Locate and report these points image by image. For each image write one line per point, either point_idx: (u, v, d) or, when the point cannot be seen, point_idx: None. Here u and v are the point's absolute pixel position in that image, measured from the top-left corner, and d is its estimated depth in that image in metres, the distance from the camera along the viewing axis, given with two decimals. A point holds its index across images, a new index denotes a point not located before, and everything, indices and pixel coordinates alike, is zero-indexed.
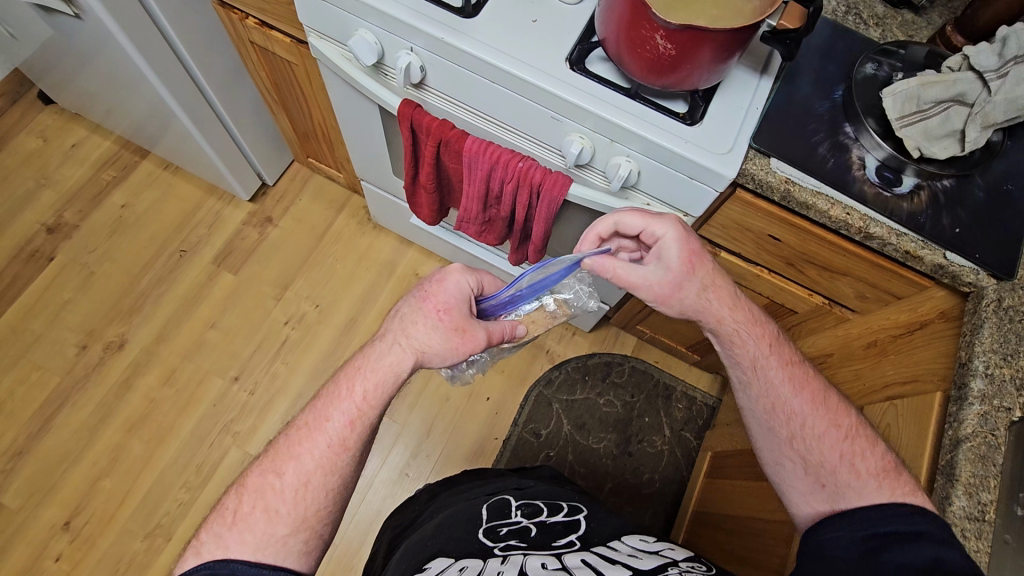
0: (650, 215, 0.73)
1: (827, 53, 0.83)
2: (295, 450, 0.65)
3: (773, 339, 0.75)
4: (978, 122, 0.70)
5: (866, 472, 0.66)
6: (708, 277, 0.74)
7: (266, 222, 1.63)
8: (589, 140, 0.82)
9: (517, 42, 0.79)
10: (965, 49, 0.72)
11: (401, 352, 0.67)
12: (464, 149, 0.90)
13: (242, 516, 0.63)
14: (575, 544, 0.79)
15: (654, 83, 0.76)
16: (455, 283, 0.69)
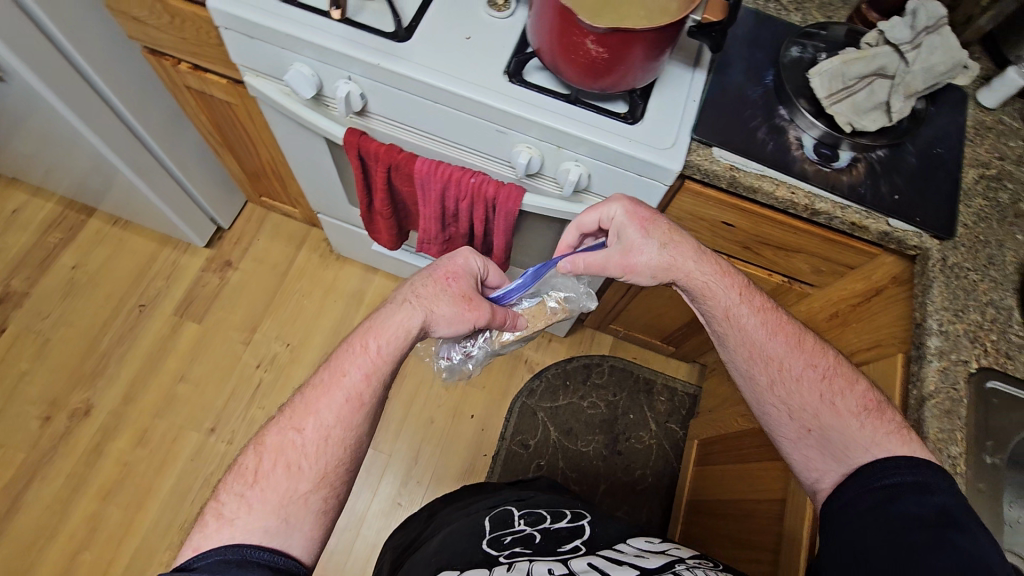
0: (600, 204, 0.76)
1: (754, 42, 0.86)
2: (314, 406, 0.65)
3: (743, 287, 0.76)
4: (901, 92, 0.72)
5: (847, 411, 0.68)
6: (665, 237, 0.75)
7: (226, 266, 1.60)
8: (536, 148, 0.83)
9: (454, 61, 0.80)
10: (879, 25, 0.74)
11: (411, 309, 0.70)
12: (415, 171, 0.90)
13: (262, 476, 0.62)
14: (581, 549, 0.79)
15: (594, 87, 0.77)
16: (464, 258, 0.75)
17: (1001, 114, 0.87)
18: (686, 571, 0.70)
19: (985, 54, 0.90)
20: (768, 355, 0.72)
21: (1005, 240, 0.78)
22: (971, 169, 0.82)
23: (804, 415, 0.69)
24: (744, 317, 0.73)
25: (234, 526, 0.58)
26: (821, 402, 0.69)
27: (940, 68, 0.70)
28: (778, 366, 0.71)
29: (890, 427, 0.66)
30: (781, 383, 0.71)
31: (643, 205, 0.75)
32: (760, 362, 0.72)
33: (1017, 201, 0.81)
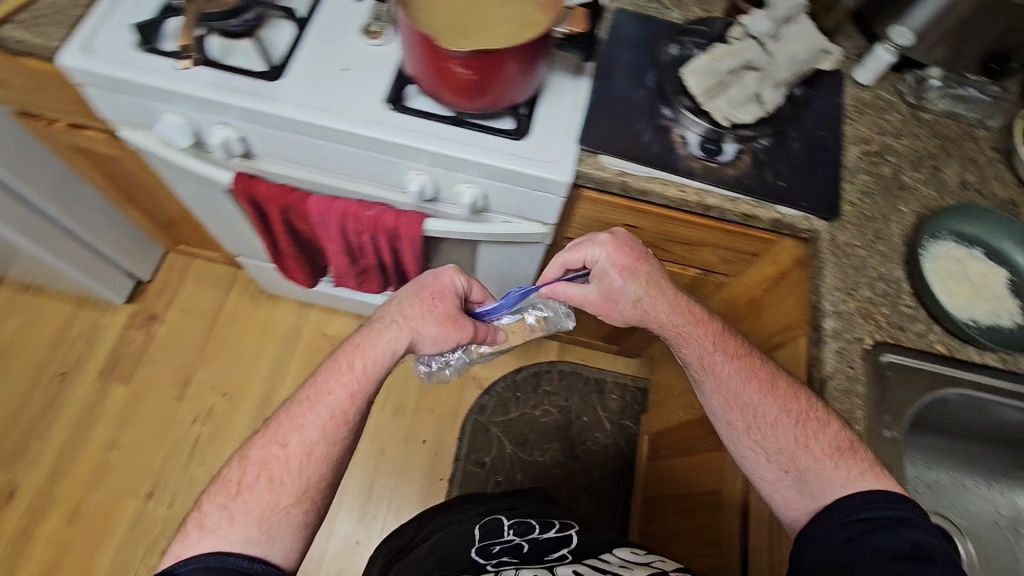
0: (582, 244, 0.76)
1: (635, 44, 0.87)
2: (298, 421, 0.66)
3: (718, 334, 0.76)
4: (769, 84, 0.73)
5: (821, 453, 0.65)
6: (643, 284, 0.76)
7: (151, 320, 1.53)
8: (428, 174, 0.81)
9: (330, 95, 0.78)
10: (741, 18, 0.73)
11: (398, 331, 0.71)
12: (310, 210, 0.88)
13: (247, 487, 0.63)
14: (568, 556, 0.82)
15: (462, 104, 0.75)
16: (450, 277, 0.74)
17: (878, 89, 0.89)
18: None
19: (857, 31, 0.93)
20: (742, 400, 0.71)
21: (891, 214, 0.80)
22: (853, 146, 0.84)
23: (781, 455, 0.68)
24: (716, 364, 0.74)
25: (215, 533, 0.60)
26: (795, 443, 0.67)
27: (803, 55, 0.71)
28: (751, 409, 0.70)
29: (843, 453, 0.65)
30: (758, 427, 0.69)
31: (625, 246, 0.76)
32: (735, 407, 0.71)
33: (899, 173, 0.83)
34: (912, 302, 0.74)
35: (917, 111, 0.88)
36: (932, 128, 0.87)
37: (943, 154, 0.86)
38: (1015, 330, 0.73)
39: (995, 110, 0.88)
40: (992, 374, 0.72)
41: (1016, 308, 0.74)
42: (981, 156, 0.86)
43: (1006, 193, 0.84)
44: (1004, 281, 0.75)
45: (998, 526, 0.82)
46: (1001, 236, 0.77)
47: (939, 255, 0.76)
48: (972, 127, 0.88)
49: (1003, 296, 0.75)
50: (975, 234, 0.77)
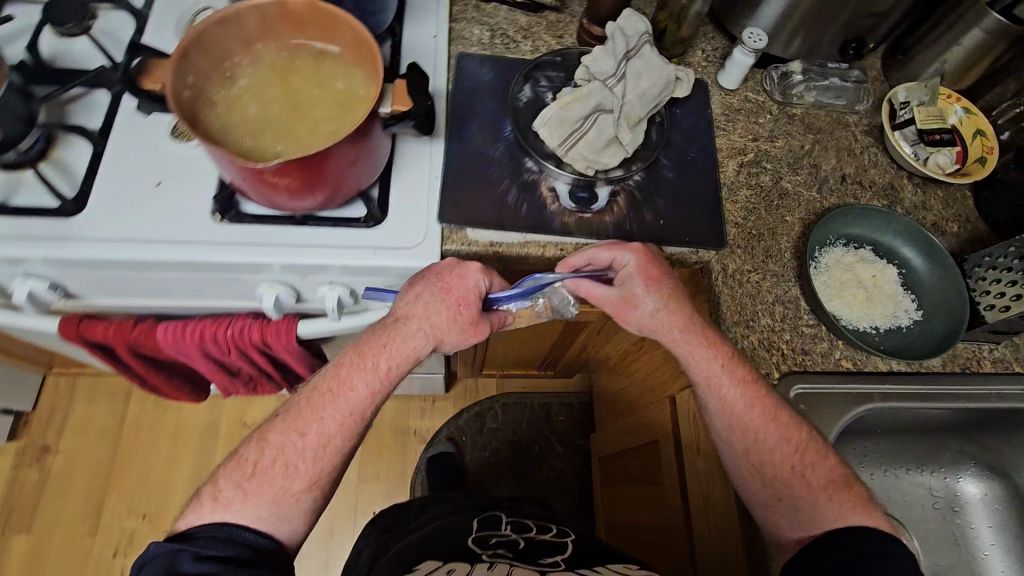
0: (614, 246, 0.67)
1: (485, 92, 0.80)
2: (318, 412, 0.64)
3: (728, 356, 0.67)
4: (626, 124, 0.68)
5: (817, 484, 0.65)
6: (662, 298, 0.67)
7: (42, 453, 1.37)
8: (282, 284, 0.72)
9: (145, 219, 0.68)
10: (584, 60, 0.69)
11: (421, 338, 0.66)
12: (161, 342, 0.77)
13: (263, 467, 0.62)
14: (561, 564, 0.79)
15: (285, 199, 0.64)
16: (475, 275, 0.66)
17: (746, 91, 0.85)
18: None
19: (717, 31, 0.88)
20: (745, 425, 0.66)
21: (777, 227, 0.77)
22: (729, 160, 0.80)
23: (777, 484, 0.66)
24: (728, 390, 0.66)
25: (230, 509, 0.60)
26: (790, 471, 0.66)
27: (654, 89, 0.67)
28: (748, 431, 0.66)
29: (835, 486, 0.66)
30: (758, 457, 0.66)
31: (651, 262, 0.67)
32: (743, 433, 0.66)
33: (779, 180, 0.80)
34: (812, 320, 0.72)
35: (787, 108, 0.85)
36: (804, 123, 0.85)
37: (818, 149, 0.83)
38: (915, 329, 0.72)
39: (861, 93, 0.86)
40: (898, 381, 0.70)
41: (913, 305, 0.73)
42: (856, 144, 0.84)
43: (885, 178, 0.82)
44: (897, 278, 0.74)
45: (936, 511, 0.82)
46: (886, 230, 0.75)
47: (830, 265, 0.74)
48: (843, 114, 0.85)
49: (899, 294, 0.73)
50: (862, 233, 0.76)
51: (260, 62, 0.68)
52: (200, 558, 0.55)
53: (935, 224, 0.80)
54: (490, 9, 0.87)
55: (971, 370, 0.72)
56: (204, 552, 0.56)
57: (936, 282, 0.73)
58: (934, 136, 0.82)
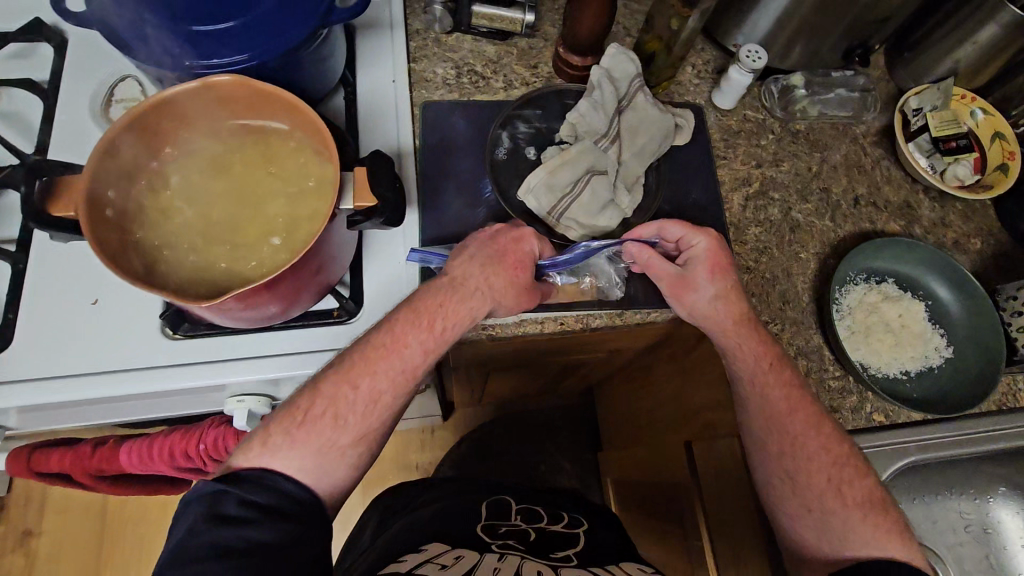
0: (689, 227, 0.64)
1: (457, 146, 0.71)
2: (372, 363, 0.55)
3: (776, 358, 0.63)
4: (622, 186, 0.64)
5: (852, 500, 0.60)
6: (721, 287, 0.63)
7: (26, 536, 1.29)
8: (256, 396, 0.65)
9: (84, 348, 0.59)
10: (570, 118, 0.64)
11: (480, 296, 0.58)
12: (127, 464, 0.70)
13: (313, 414, 0.54)
14: (574, 559, 0.74)
15: (230, 309, 0.53)
16: (537, 243, 0.61)
17: (744, 109, 0.77)
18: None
19: (707, 42, 0.79)
20: (781, 425, 0.61)
21: (792, 267, 0.70)
22: (734, 194, 0.73)
23: (811, 495, 0.60)
24: (764, 392, 0.62)
25: (277, 456, 0.52)
26: (830, 484, 0.60)
27: (651, 147, 0.66)
28: (790, 440, 0.61)
29: (872, 507, 0.60)
30: (790, 471, 0.60)
31: (721, 254, 0.64)
32: (776, 430, 0.61)
33: (789, 211, 0.73)
34: (838, 371, 0.66)
35: (790, 125, 0.77)
36: (809, 140, 0.77)
37: (827, 169, 0.76)
38: (947, 368, 0.67)
39: (866, 101, 0.79)
40: (933, 430, 0.66)
41: (943, 341, 0.68)
42: (865, 159, 0.77)
43: (900, 195, 0.75)
44: (923, 314, 0.68)
45: (968, 535, 0.80)
46: (911, 261, 0.69)
47: (852, 307, 0.68)
48: (849, 125, 0.78)
49: (927, 332, 0.68)
50: (885, 266, 0.70)
51: (193, 150, 0.58)
52: (244, 505, 0.48)
53: (957, 241, 0.74)
54: (452, 42, 0.77)
55: (1005, 405, 0.67)
56: (247, 498, 0.49)
57: (967, 315, 0.67)
58: (950, 144, 0.75)
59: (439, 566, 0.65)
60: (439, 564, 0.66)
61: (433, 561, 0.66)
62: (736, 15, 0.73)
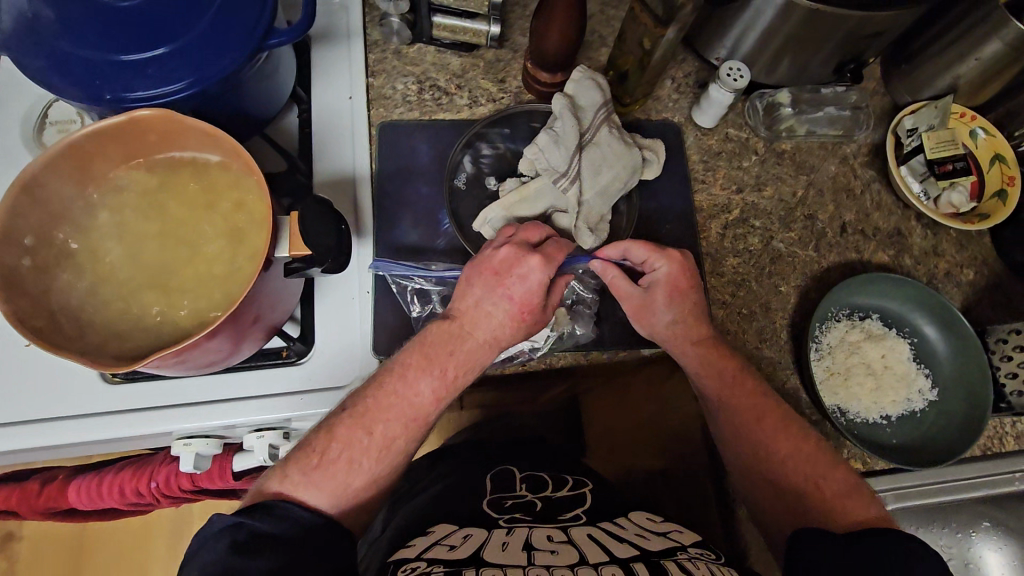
0: (654, 249, 0.60)
1: (416, 172, 0.68)
2: (386, 405, 0.52)
3: (740, 370, 0.60)
4: (583, 224, 0.60)
5: (830, 491, 0.54)
6: (683, 313, 0.60)
7: None
8: (196, 441, 0.60)
9: (15, 393, 0.57)
10: (529, 148, 0.60)
11: (481, 341, 0.54)
12: (77, 501, 0.68)
13: (329, 458, 0.50)
14: (582, 517, 0.58)
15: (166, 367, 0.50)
16: (541, 273, 0.54)
17: (727, 127, 0.72)
18: (683, 561, 0.49)
19: (689, 53, 0.74)
20: (763, 452, 0.58)
21: (771, 302, 0.66)
22: (711, 221, 0.69)
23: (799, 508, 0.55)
24: (743, 425, 0.59)
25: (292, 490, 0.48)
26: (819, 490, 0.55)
27: (615, 185, 0.62)
28: (769, 457, 0.57)
29: (853, 497, 0.54)
30: (778, 485, 0.56)
31: (682, 277, 0.60)
32: (764, 465, 0.57)
33: (770, 239, 0.69)
34: (814, 415, 0.63)
35: (775, 144, 0.72)
36: (795, 161, 0.72)
37: (813, 193, 0.71)
38: (931, 412, 0.64)
39: (857, 119, 0.74)
40: (907, 477, 0.63)
41: (928, 382, 0.64)
42: (855, 181, 0.72)
43: (890, 221, 0.71)
44: (907, 354, 0.65)
45: None
46: (899, 296, 0.65)
47: (832, 347, 0.64)
48: (839, 144, 0.73)
49: (911, 373, 0.64)
50: (869, 300, 0.66)
51: (127, 184, 0.54)
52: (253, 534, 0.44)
53: (948, 272, 0.70)
54: (414, 54, 0.72)
55: (989, 449, 0.64)
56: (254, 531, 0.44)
57: (955, 356, 0.63)
58: (946, 167, 0.69)
59: (447, 548, 0.52)
60: (447, 545, 0.52)
61: (440, 543, 0.53)
62: (717, 28, 0.68)
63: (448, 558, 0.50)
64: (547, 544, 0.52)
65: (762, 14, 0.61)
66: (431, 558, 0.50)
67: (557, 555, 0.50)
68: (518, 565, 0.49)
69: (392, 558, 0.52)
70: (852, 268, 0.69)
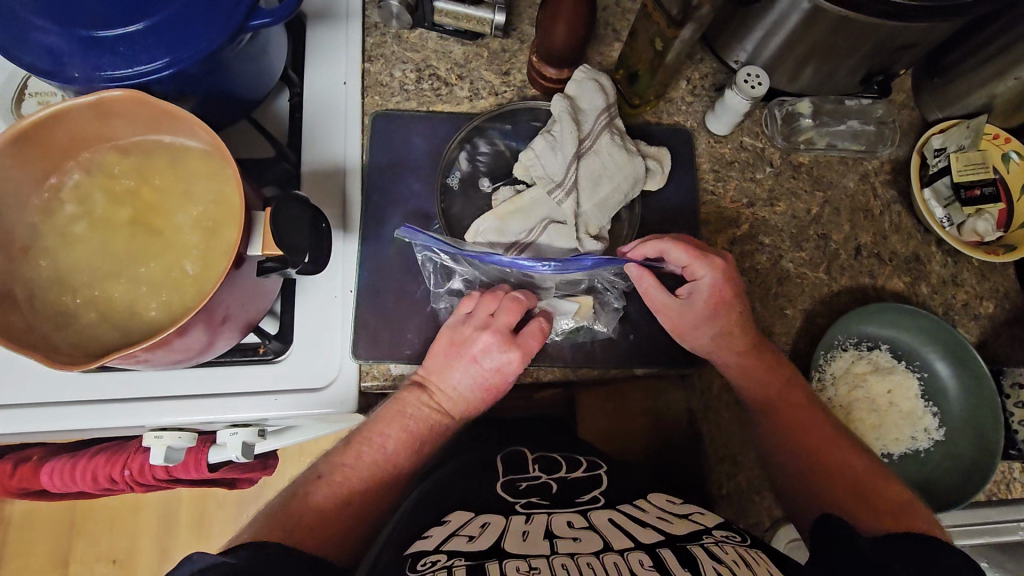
0: (697, 251, 0.57)
1: (410, 167, 0.65)
2: (362, 455, 0.55)
3: (788, 382, 0.59)
4: (584, 235, 0.57)
5: (887, 498, 0.52)
6: (731, 325, 0.58)
7: None
8: (170, 435, 0.58)
9: None
10: (523, 158, 0.57)
11: (448, 397, 0.57)
12: (50, 485, 0.67)
13: (309, 503, 0.51)
14: (601, 501, 0.55)
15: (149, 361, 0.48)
16: (515, 366, 0.56)
17: (741, 135, 0.68)
18: (711, 546, 0.46)
19: (708, 53, 0.70)
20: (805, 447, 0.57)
21: (774, 326, 0.63)
22: (717, 236, 0.65)
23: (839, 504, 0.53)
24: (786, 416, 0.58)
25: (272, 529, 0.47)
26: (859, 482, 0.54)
27: (614, 198, 0.58)
28: (822, 466, 0.56)
29: (908, 504, 0.51)
30: (826, 491, 0.55)
31: (726, 287, 0.58)
32: (818, 475, 0.56)
33: (779, 258, 0.65)
34: None
35: (792, 156, 0.68)
36: (812, 177, 0.68)
37: (830, 211, 0.67)
38: (937, 453, 0.60)
39: (882, 134, 0.69)
40: None
41: (936, 422, 0.61)
42: (875, 201, 0.68)
43: (909, 246, 0.67)
44: (915, 390, 0.61)
45: None
46: (909, 328, 0.62)
47: (836, 378, 0.61)
48: (861, 160, 0.69)
49: (918, 410, 0.61)
50: (881, 330, 0.62)
51: (101, 169, 0.52)
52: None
53: (967, 303, 0.66)
54: (415, 39, 0.68)
55: (995, 496, 0.60)
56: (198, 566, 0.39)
57: (965, 397, 0.60)
58: (973, 192, 0.65)
59: (466, 539, 0.48)
60: (465, 535, 0.49)
61: (458, 533, 0.49)
62: (738, 29, 0.63)
63: (469, 547, 0.46)
64: (568, 531, 0.49)
65: (787, 18, 0.57)
66: (450, 549, 0.46)
67: (580, 542, 0.47)
68: (544, 554, 0.45)
69: (408, 549, 0.48)
70: (864, 294, 0.65)
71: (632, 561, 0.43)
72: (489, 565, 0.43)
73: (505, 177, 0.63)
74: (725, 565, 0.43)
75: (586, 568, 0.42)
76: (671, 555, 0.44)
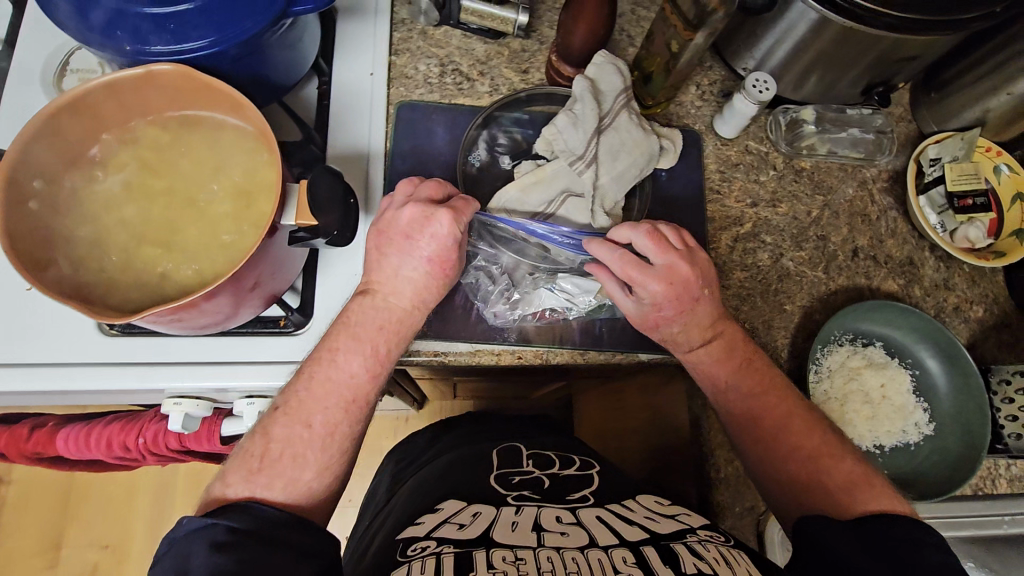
0: (655, 253, 0.55)
1: (430, 155, 0.68)
2: (317, 375, 0.50)
3: (744, 363, 0.57)
4: (600, 207, 0.60)
5: (838, 483, 0.51)
6: (701, 318, 0.57)
7: None
8: (189, 403, 0.61)
9: (15, 336, 0.57)
10: (545, 132, 0.60)
11: (397, 287, 0.54)
12: (63, 451, 0.68)
13: (271, 459, 0.47)
14: (588, 499, 0.55)
15: (161, 322, 0.49)
16: (449, 228, 0.53)
17: (747, 139, 0.71)
18: (694, 544, 0.47)
19: (717, 61, 0.74)
20: (751, 417, 0.56)
21: (774, 320, 0.66)
22: (722, 232, 0.68)
23: (782, 475, 0.54)
24: (732, 388, 0.57)
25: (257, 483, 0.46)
26: (801, 476, 0.53)
27: (631, 171, 0.61)
28: (770, 439, 0.55)
29: (864, 482, 0.51)
30: (790, 482, 0.53)
31: (675, 300, 0.55)
32: (771, 453, 0.54)
33: (779, 257, 0.68)
34: None
35: (794, 161, 0.71)
36: (812, 181, 0.71)
37: (828, 215, 0.70)
38: (926, 448, 0.63)
39: (881, 143, 0.72)
40: None
41: (925, 417, 0.63)
42: (872, 207, 0.71)
43: (904, 251, 0.70)
44: (907, 386, 0.64)
45: None
46: (903, 327, 0.64)
47: (833, 371, 0.64)
48: (859, 167, 0.72)
49: (908, 406, 0.64)
50: (874, 327, 0.65)
51: (140, 140, 0.54)
52: (233, 532, 0.41)
53: (958, 307, 0.69)
54: (440, 36, 0.71)
55: (981, 490, 0.63)
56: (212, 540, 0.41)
57: (954, 392, 0.63)
58: (966, 202, 0.69)
59: (457, 527, 0.49)
60: (456, 523, 0.50)
61: (450, 521, 0.50)
62: (748, 38, 0.67)
63: (458, 536, 0.48)
64: (556, 525, 0.49)
65: (795, 28, 0.60)
66: (440, 536, 0.48)
67: (566, 537, 0.47)
68: (531, 546, 0.46)
69: (399, 536, 0.50)
70: (860, 293, 0.68)
71: (616, 558, 0.44)
72: (477, 554, 0.45)
73: (521, 159, 0.66)
74: (707, 562, 0.44)
75: (572, 564, 0.43)
76: (656, 553, 0.45)
